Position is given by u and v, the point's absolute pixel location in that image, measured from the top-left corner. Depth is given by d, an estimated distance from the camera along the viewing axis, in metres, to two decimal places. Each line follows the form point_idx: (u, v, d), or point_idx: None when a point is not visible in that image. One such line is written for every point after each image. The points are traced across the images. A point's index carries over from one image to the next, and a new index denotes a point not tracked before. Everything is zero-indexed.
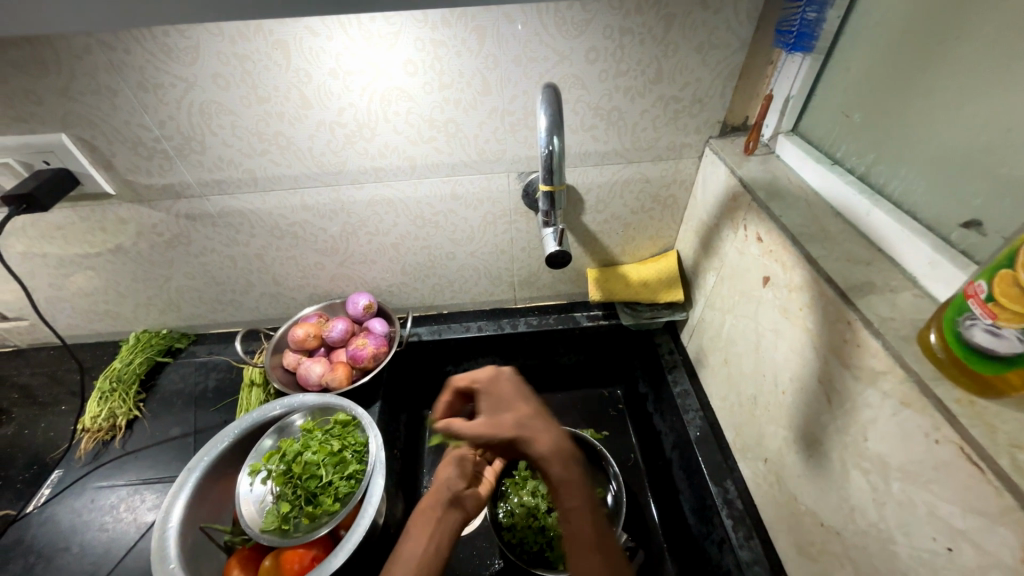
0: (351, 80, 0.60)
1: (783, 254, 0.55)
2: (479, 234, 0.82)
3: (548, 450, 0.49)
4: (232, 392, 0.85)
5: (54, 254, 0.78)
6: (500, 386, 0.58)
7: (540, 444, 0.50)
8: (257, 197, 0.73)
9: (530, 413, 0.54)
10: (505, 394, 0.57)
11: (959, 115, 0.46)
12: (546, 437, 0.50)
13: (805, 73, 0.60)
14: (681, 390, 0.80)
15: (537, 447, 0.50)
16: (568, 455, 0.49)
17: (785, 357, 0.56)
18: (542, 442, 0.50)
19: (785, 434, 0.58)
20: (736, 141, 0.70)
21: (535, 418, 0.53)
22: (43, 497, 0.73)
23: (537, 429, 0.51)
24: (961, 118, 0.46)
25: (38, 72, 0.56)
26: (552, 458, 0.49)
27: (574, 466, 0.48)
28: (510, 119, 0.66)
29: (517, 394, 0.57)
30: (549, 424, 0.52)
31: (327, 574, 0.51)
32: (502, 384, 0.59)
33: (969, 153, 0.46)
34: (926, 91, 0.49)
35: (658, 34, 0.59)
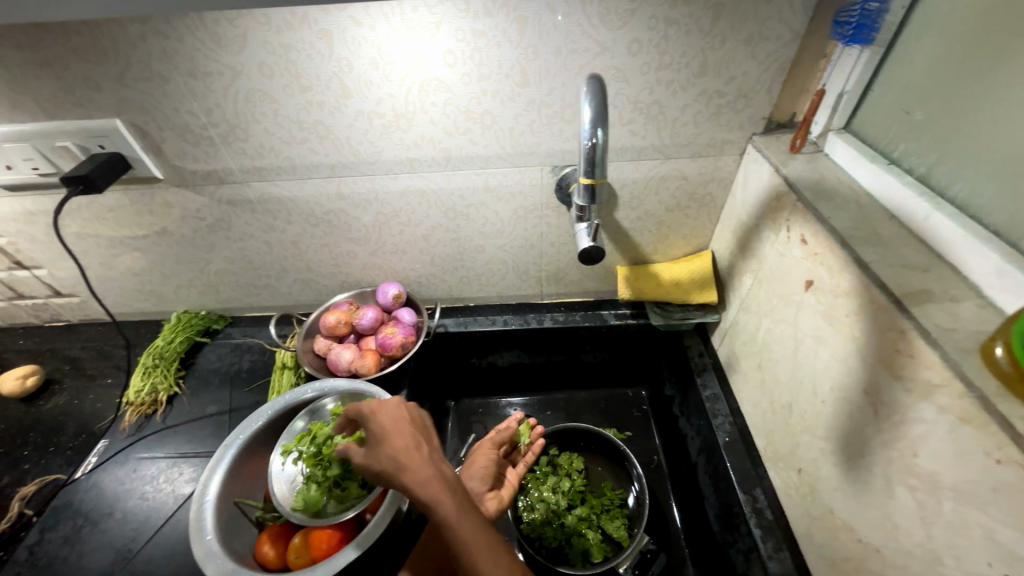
0: (391, 69, 0.60)
1: (830, 258, 0.52)
2: (509, 228, 0.82)
3: (419, 484, 0.45)
4: (264, 374, 0.88)
5: (105, 235, 0.82)
6: (380, 408, 0.53)
7: (413, 479, 0.45)
8: (295, 185, 0.74)
9: (406, 444, 0.48)
10: (377, 421, 0.51)
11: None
12: (421, 468, 0.46)
13: (862, 67, 0.57)
14: (711, 394, 0.78)
15: (408, 483, 0.45)
16: (442, 482, 0.46)
17: (827, 365, 0.54)
18: (414, 474, 0.46)
19: (823, 445, 0.55)
20: (782, 139, 0.67)
21: (412, 446, 0.48)
22: (89, 464, 0.78)
23: (407, 459, 0.47)
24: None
25: (97, 60, 0.59)
26: (424, 493, 0.45)
27: (448, 495, 0.45)
28: (546, 111, 0.65)
29: (395, 420, 0.51)
30: (423, 455, 0.48)
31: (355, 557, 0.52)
32: (374, 407, 0.53)
33: None
34: (997, 88, 0.46)
35: (705, 26, 0.57)
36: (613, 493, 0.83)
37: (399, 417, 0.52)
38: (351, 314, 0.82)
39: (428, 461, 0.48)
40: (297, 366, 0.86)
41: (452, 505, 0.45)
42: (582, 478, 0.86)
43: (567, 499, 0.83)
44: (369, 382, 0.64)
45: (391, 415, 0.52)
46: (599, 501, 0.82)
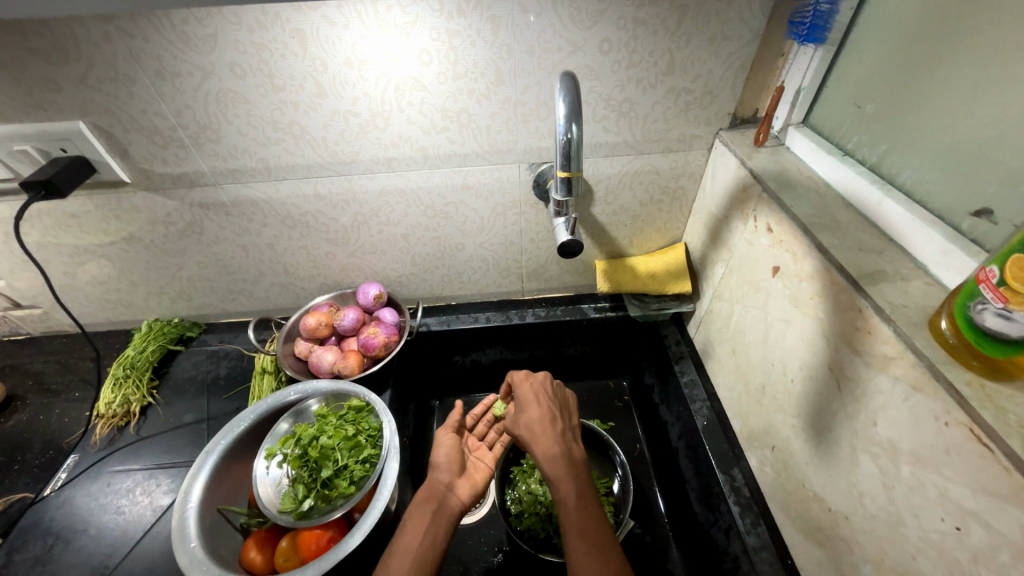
0: (366, 69, 0.60)
1: (794, 244, 0.55)
2: (489, 225, 0.83)
3: (543, 455, 0.58)
4: (243, 381, 0.86)
5: (68, 242, 0.79)
6: (528, 383, 0.67)
7: (543, 450, 0.58)
8: (271, 186, 0.73)
9: (538, 418, 0.62)
10: (521, 394, 0.66)
11: (973, 104, 0.46)
12: (548, 445, 0.58)
13: (817, 65, 0.61)
14: (689, 380, 0.81)
15: (535, 450, 0.58)
16: (564, 460, 0.57)
17: (794, 346, 0.57)
18: (542, 446, 0.58)
19: (794, 422, 0.59)
20: (746, 133, 0.70)
21: (544, 424, 0.61)
22: (59, 480, 0.74)
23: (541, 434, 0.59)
24: (975, 107, 0.46)
25: (58, 60, 0.57)
26: (546, 464, 0.57)
27: (566, 473, 0.56)
28: (522, 109, 0.66)
29: (538, 398, 0.65)
30: (551, 432, 0.60)
31: (344, 554, 0.52)
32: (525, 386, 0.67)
33: (980, 143, 0.46)
34: (940, 81, 0.49)
35: (671, 26, 0.59)
36: (598, 482, 0.85)
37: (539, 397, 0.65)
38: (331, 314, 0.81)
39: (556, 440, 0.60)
40: (277, 370, 0.85)
41: (569, 479, 0.55)
42: None
43: None
44: (353, 382, 0.64)
45: (534, 394, 0.65)
46: None
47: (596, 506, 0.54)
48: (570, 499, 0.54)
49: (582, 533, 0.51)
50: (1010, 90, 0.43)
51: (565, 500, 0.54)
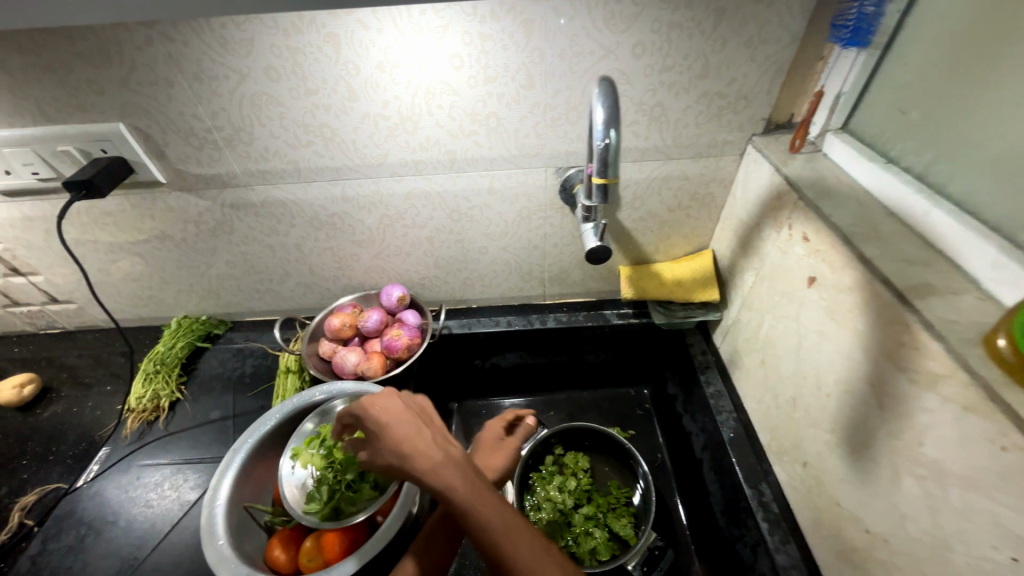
0: (397, 72, 0.61)
1: (832, 254, 0.53)
2: (513, 229, 0.83)
3: (426, 465, 0.43)
4: (268, 379, 0.88)
5: (105, 240, 0.81)
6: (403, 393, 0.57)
7: (422, 465, 0.43)
8: (300, 188, 0.74)
9: (411, 431, 0.47)
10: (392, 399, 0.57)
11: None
12: (428, 454, 0.44)
13: (860, 69, 0.59)
14: (714, 391, 0.80)
15: (416, 465, 0.44)
16: (452, 460, 0.44)
17: (831, 359, 0.55)
18: (422, 460, 0.44)
19: (828, 438, 0.56)
20: (781, 139, 0.68)
21: (416, 437, 0.46)
22: (91, 472, 0.76)
23: (401, 452, 0.45)
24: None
25: (102, 64, 0.58)
26: (430, 477, 0.43)
27: (458, 475, 0.43)
28: (551, 113, 0.66)
29: (397, 410, 0.49)
30: (430, 436, 0.46)
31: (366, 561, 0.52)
32: (380, 420, 0.48)
33: None
34: (996, 85, 0.47)
35: (707, 29, 0.58)
36: (619, 491, 0.84)
37: (404, 422, 0.47)
38: (356, 315, 0.82)
39: (439, 464, 0.43)
40: (301, 369, 0.86)
41: (459, 475, 0.43)
42: (588, 477, 0.86)
43: (573, 498, 0.84)
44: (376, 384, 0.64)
45: (389, 413, 0.48)
46: (606, 500, 0.83)
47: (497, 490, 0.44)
48: (479, 516, 0.41)
49: (508, 532, 0.41)
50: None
51: (473, 522, 0.41)
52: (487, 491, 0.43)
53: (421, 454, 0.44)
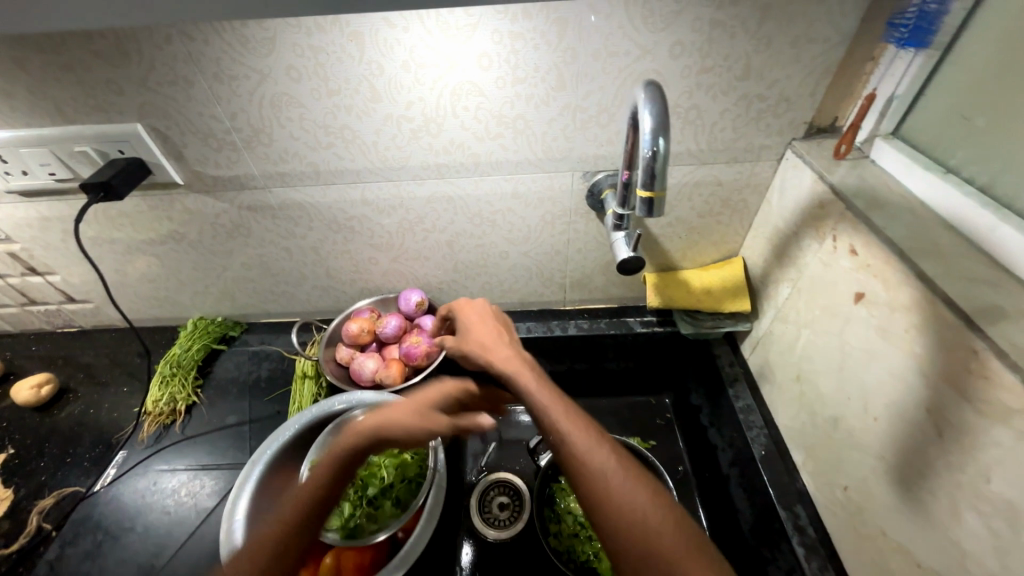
0: (423, 73, 0.58)
1: (885, 270, 0.50)
2: (536, 234, 0.80)
3: (498, 355, 0.64)
4: (284, 383, 0.86)
5: (121, 240, 0.80)
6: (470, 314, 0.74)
7: (496, 355, 0.64)
8: (319, 191, 0.72)
9: (490, 334, 0.68)
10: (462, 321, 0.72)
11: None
12: (501, 349, 0.65)
13: (916, 71, 0.55)
14: (743, 405, 0.77)
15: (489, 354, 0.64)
16: (516, 357, 0.63)
17: (879, 381, 0.52)
18: (496, 353, 0.64)
19: (874, 463, 0.54)
20: (823, 144, 0.65)
21: (493, 337, 0.67)
22: (108, 477, 0.76)
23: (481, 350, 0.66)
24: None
25: (120, 63, 0.57)
26: (503, 364, 0.62)
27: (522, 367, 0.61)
28: (581, 115, 0.63)
29: (481, 314, 0.71)
30: (503, 340, 0.67)
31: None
32: (470, 328, 0.69)
33: None
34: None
35: (752, 28, 0.55)
36: None
37: (488, 330, 0.68)
38: (374, 321, 0.81)
39: (515, 358, 0.63)
40: (318, 374, 0.84)
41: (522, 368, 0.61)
42: None
43: None
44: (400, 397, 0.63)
45: (477, 321, 0.70)
46: None
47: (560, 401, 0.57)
48: (545, 404, 0.56)
49: (573, 428, 0.53)
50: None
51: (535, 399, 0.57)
52: (550, 383, 0.60)
53: (499, 354, 0.64)
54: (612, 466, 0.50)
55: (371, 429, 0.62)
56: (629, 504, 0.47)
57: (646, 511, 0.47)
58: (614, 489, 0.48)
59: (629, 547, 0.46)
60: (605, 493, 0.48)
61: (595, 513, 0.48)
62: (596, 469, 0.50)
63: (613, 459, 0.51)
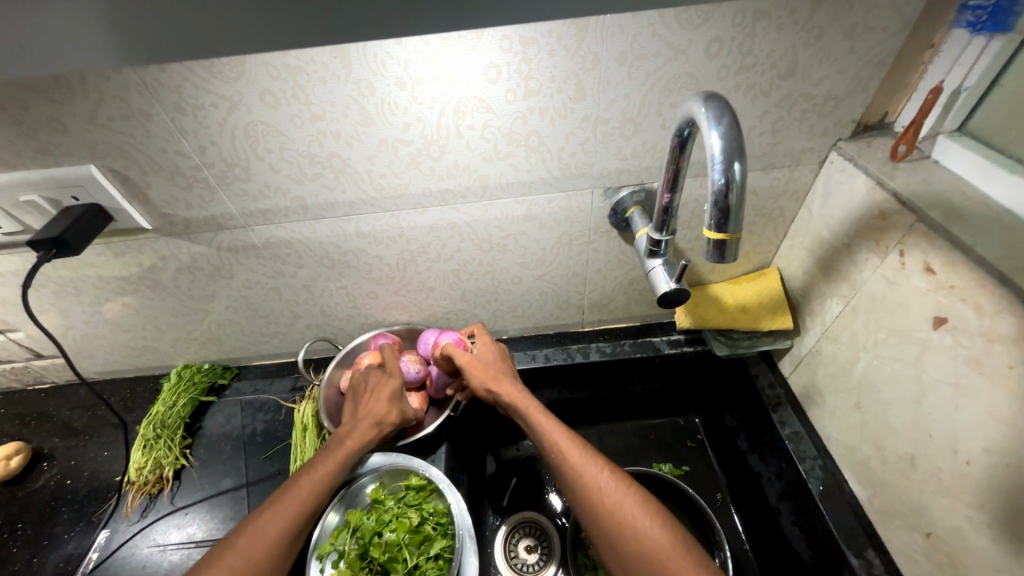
0: (420, 90, 0.50)
1: (977, 294, 0.44)
2: (551, 257, 0.72)
3: (501, 389, 0.62)
4: (283, 436, 0.78)
5: (87, 291, 0.71)
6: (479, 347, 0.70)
7: (501, 389, 0.62)
8: (307, 226, 0.64)
9: (494, 368, 0.65)
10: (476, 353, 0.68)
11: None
12: (506, 382, 0.63)
13: (991, 59, 0.48)
14: (791, 432, 0.70)
15: (492, 387, 0.62)
16: (521, 394, 0.61)
17: (974, 421, 0.45)
18: (502, 388, 0.62)
19: (969, 513, 0.47)
20: (874, 143, 0.58)
21: (499, 369, 0.65)
22: (91, 562, 0.68)
23: (488, 377, 0.63)
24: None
25: (61, 98, 0.48)
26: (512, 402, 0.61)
27: (530, 403, 0.60)
28: (603, 128, 0.55)
29: (490, 346, 0.68)
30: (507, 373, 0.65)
31: None
32: (464, 355, 0.65)
33: None
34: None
35: (801, 18, 0.47)
36: None
37: (489, 355, 0.66)
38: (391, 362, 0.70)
39: (519, 392, 0.61)
40: (320, 425, 0.76)
41: (529, 408, 0.59)
42: None
43: None
44: (409, 456, 0.57)
45: (486, 355, 0.67)
46: None
47: (571, 440, 0.56)
48: (550, 433, 0.56)
49: (574, 458, 0.54)
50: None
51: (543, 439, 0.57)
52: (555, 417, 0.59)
53: (510, 384, 0.62)
54: (617, 493, 0.51)
55: (382, 499, 0.55)
56: (630, 519, 0.49)
57: (642, 522, 0.49)
58: (616, 498, 0.50)
59: (610, 545, 0.49)
60: (607, 501, 0.50)
61: (589, 518, 0.51)
62: (592, 478, 0.52)
63: (619, 488, 0.51)
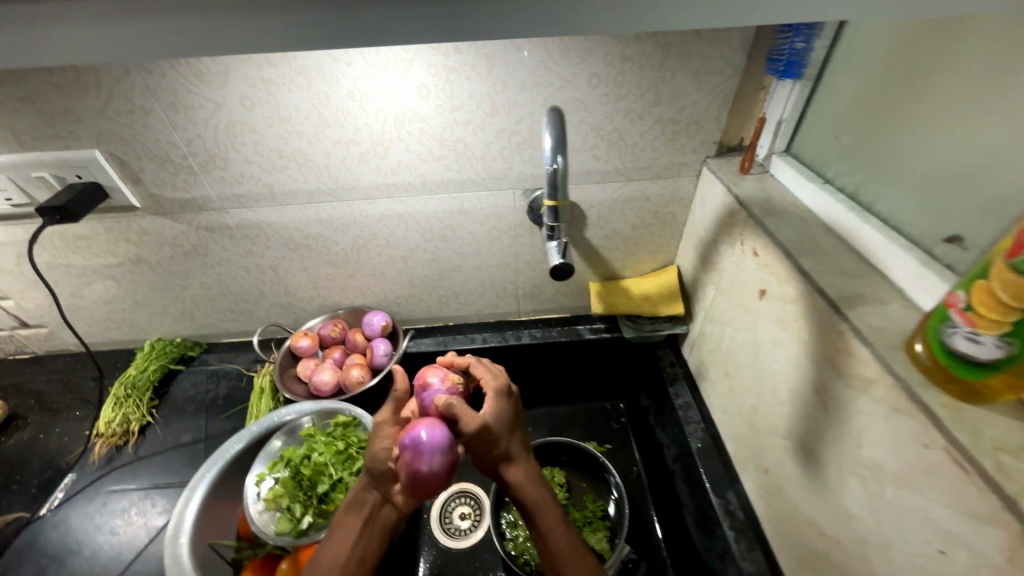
0: (368, 101, 0.64)
1: (777, 268, 0.57)
2: (485, 248, 0.85)
3: (520, 477, 0.57)
4: (243, 400, 0.87)
5: (78, 264, 0.81)
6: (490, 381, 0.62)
7: (519, 477, 0.57)
8: (275, 211, 0.76)
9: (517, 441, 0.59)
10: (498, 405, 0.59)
11: (965, 132, 0.47)
12: (522, 468, 0.57)
13: (795, 98, 0.64)
14: (683, 402, 0.82)
15: (513, 470, 0.57)
16: (540, 484, 0.58)
17: (784, 368, 0.57)
18: (520, 475, 0.57)
19: (785, 445, 0.58)
20: (732, 161, 0.73)
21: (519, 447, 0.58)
22: (56, 500, 0.75)
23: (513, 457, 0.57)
24: (962, 131, 0.47)
25: (79, 94, 0.61)
26: (524, 489, 0.56)
27: (544, 499, 0.57)
28: (516, 138, 0.69)
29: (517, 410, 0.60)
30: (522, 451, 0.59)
31: None
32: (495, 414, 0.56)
33: (938, 180, 0.50)
34: (922, 110, 0.51)
35: (656, 62, 0.63)
36: (594, 505, 0.83)
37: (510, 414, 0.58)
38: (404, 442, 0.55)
39: (536, 487, 0.57)
40: (275, 391, 0.85)
41: (546, 504, 0.56)
42: (564, 492, 0.85)
43: None
44: (338, 400, 0.67)
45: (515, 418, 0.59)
46: (582, 514, 0.82)
47: (581, 548, 0.56)
48: (558, 539, 0.55)
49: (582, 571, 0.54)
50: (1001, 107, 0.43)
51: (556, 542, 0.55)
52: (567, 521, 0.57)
53: (530, 471, 0.58)
54: None
55: (312, 433, 0.64)
56: None
57: None
58: None
59: None
60: None
61: None
62: None
63: None
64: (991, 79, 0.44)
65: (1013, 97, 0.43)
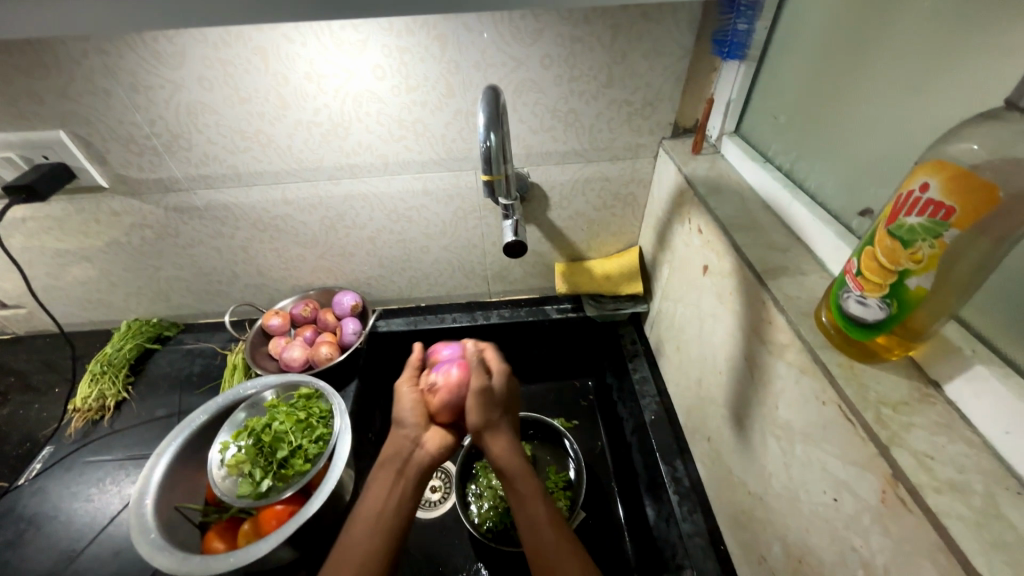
0: (325, 82, 0.65)
1: (716, 244, 0.59)
2: (451, 228, 0.87)
3: (500, 453, 0.59)
4: (217, 377, 0.90)
5: (51, 245, 0.83)
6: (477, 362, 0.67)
7: (498, 453, 0.60)
8: (241, 191, 0.78)
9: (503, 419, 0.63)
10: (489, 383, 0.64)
11: (882, 112, 0.50)
12: (503, 445, 0.60)
13: (742, 78, 0.66)
14: (640, 376, 0.85)
15: (493, 446, 0.60)
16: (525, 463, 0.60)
17: (721, 340, 0.60)
18: (501, 451, 0.60)
19: (722, 412, 0.61)
20: (686, 142, 0.75)
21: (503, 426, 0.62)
22: (34, 470, 0.78)
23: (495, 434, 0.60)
24: (880, 118, 0.50)
25: (39, 75, 0.62)
26: (507, 465, 0.59)
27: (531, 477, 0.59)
28: (474, 119, 0.71)
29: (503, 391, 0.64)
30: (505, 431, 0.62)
31: (308, 516, 0.59)
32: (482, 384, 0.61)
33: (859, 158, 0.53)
34: (852, 91, 0.53)
35: (606, 42, 0.64)
36: (556, 477, 0.86)
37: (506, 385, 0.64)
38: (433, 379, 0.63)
39: (518, 462, 0.59)
40: (248, 368, 0.88)
41: (528, 479, 0.58)
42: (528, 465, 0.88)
43: None
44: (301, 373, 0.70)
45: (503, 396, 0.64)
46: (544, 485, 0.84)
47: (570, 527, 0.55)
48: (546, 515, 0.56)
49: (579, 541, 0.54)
50: (910, 100, 0.46)
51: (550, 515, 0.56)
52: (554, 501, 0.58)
53: (513, 448, 0.61)
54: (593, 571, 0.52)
55: (274, 403, 0.67)
56: None
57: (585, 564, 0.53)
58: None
59: None
60: None
61: None
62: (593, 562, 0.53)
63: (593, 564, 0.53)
64: (907, 62, 0.46)
65: (923, 88, 0.45)
